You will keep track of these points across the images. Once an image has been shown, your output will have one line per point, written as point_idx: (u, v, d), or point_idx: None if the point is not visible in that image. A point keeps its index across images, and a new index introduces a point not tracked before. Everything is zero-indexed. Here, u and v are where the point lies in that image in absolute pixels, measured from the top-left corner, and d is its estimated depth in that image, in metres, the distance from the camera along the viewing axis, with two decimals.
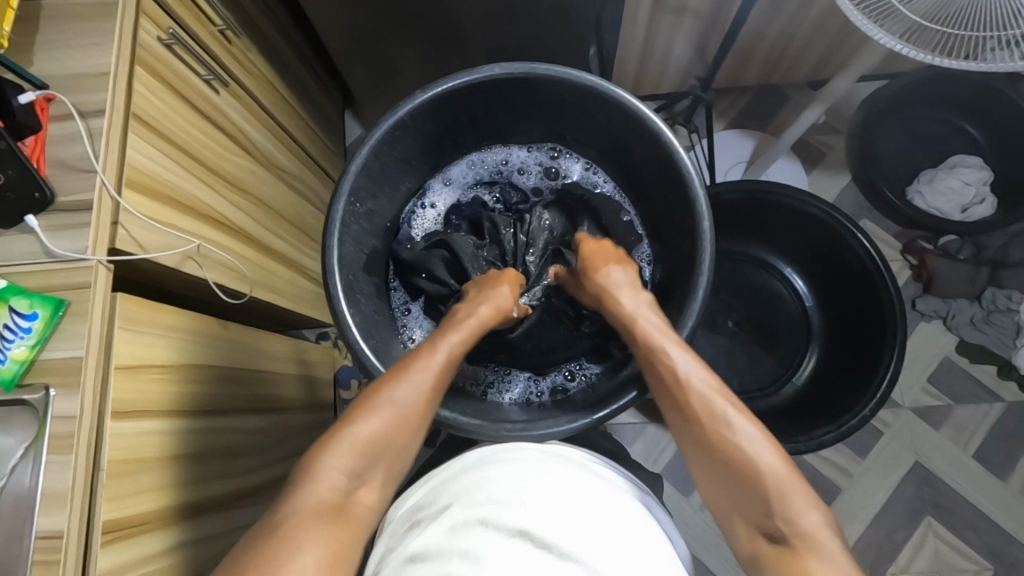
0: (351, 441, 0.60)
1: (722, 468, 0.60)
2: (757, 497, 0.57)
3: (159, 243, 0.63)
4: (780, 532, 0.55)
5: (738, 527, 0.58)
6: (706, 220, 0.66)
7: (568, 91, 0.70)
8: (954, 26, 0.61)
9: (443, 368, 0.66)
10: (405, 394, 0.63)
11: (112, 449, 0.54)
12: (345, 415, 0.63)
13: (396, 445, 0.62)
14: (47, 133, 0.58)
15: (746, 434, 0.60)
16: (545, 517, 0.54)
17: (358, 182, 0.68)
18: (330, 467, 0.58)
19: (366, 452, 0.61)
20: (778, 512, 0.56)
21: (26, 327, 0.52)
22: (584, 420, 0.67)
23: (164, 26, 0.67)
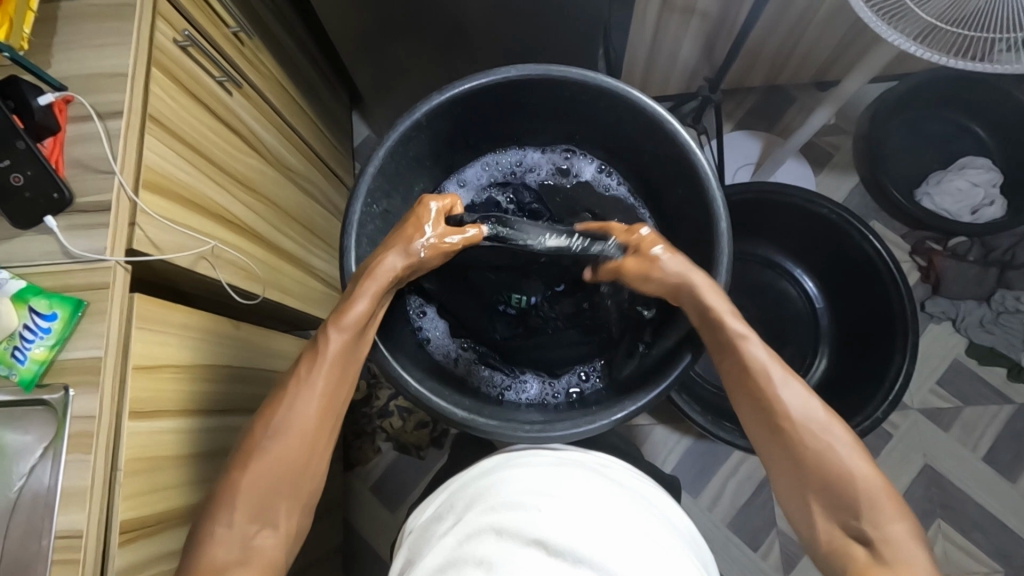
0: (234, 492, 0.58)
1: (799, 461, 0.60)
2: (839, 495, 0.57)
3: (176, 244, 0.64)
4: (866, 535, 0.56)
5: (817, 519, 0.58)
6: (722, 222, 0.67)
7: (582, 92, 0.70)
8: (966, 27, 0.61)
9: (340, 364, 0.65)
10: (302, 410, 0.62)
11: (130, 447, 0.55)
12: (248, 441, 0.61)
13: (299, 464, 0.61)
14: (65, 135, 0.59)
15: (819, 425, 0.60)
16: (558, 522, 0.54)
17: (373, 183, 0.68)
18: (232, 509, 0.58)
19: (276, 476, 0.60)
20: (864, 514, 0.56)
21: (46, 327, 0.52)
22: (602, 420, 0.66)
23: (179, 29, 0.68)
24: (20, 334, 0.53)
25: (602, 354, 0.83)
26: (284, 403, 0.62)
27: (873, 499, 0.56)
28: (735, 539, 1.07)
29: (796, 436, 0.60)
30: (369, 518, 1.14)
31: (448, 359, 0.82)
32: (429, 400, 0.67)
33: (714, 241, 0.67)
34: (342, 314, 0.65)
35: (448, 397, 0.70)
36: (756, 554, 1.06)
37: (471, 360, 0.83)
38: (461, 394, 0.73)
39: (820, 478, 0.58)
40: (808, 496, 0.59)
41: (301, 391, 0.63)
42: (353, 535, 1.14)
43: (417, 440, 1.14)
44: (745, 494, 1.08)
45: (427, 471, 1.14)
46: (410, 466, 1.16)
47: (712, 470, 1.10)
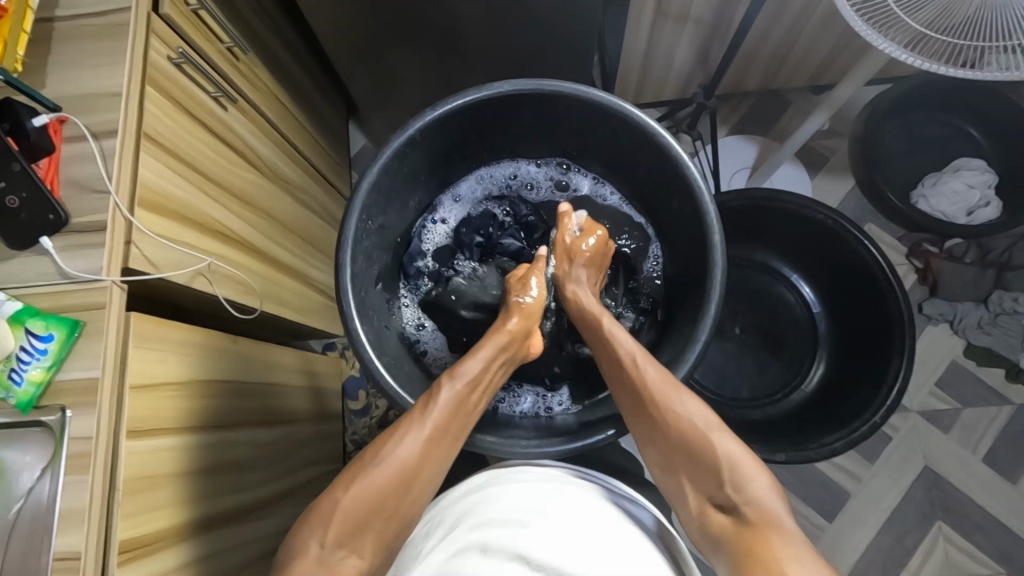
0: (331, 513, 0.58)
1: (672, 443, 0.62)
2: (709, 470, 0.60)
3: (173, 262, 0.64)
4: (730, 502, 0.58)
5: (685, 483, 0.62)
6: (716, 234, 0.66)
7: (575, 105, 0.70)
8: (957, 36, 0.62)
9: (455, 414, 0.65)
10: (408, 446, 0.62)
11: (127, 466, 0.55)
12: (357, 464, 0.62)
13: (393, 501, 0.60)
14: (60, 155, 0.59)
15: (706, 421, 0.62)
16: (542, 539, 0.57)
17: (369, 198, 0.68)
18: (328, 526, 0.58)
19: (369, 506, 0.59)
20: (730, 479, 0.58)
21: (42, 349, 0.52)
22: (595, 438, 0.68)
23: (174, 46, 0.68)
24: (17, 357, 0.53)
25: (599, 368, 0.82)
26: (394, 440, 0.62)
27: (738, 471, 0.58)
28: None
29: (672, 416, 0.62)
30: None
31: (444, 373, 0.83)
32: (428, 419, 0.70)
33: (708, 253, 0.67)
34: (459, 363, 0.67)
35: None
36: None
37: None
38: None
39: (693, 453, 0.61)
40: (678, 472, 0.62)
41: (410, 426, 0.63)
42: None
43: None
44: None
45: None
46: None
47: None
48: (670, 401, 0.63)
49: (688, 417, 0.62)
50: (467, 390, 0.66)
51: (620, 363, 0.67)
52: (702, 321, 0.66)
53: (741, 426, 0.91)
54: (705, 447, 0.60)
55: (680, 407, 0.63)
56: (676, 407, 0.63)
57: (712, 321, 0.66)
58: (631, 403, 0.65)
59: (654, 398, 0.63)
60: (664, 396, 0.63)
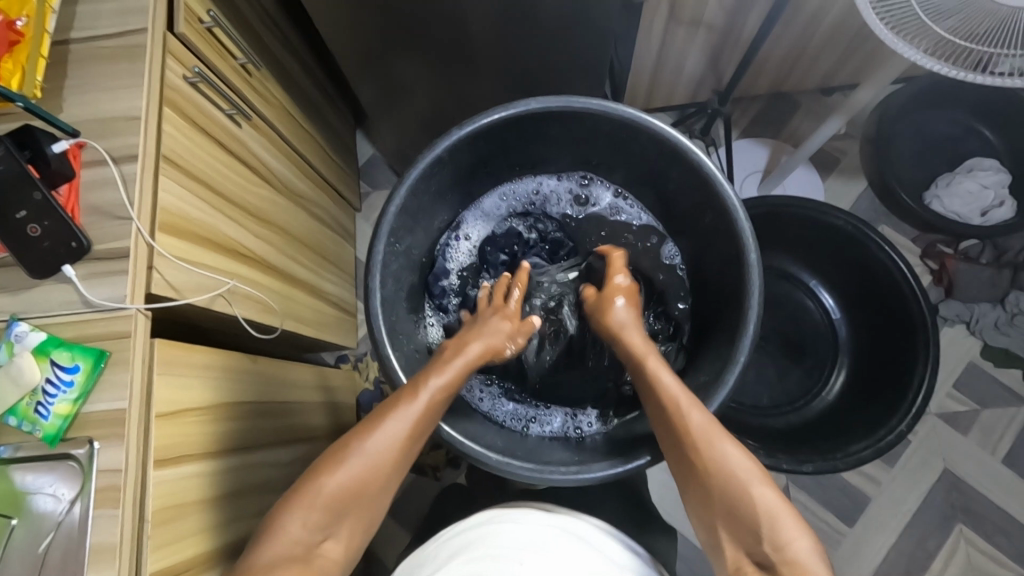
0: (313, 498, 0.58)
1: (716, 505, 0.59)
2: (747, 524, 0.57)
3: (192, 286, 0.63)
4: (767, 559, 0.55)
5: (720, 531, 0.59)
6: (753, 252, 0.66)
7: (605, 122, 0.70)
8: (984, 42, 0.61)
9: (435, 408, 0.64)
10: (385, 437, 0.61)
11: (156, 496, 0.54)
12: (337, 450, 0.62)
13: (370, 489, 0.60)
14: (80, 181, 0.58)
15: (737, 462, 0.60)
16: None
17: (396, 221, 0.68)
18: (307, 511, 0.58)
19: (347, 493, 0.59)
20: (767, 537, 0.56)
21: (69, 381, 0.52)
22: (640, 460, 0.66)
23: (188, 65, 0.67)
24: (43, 389, 0.52)
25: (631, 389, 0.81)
26: (375, 430, 0.62)
27: (778, 523, 0.56)
28: None
29: (711, 472, 0.60)
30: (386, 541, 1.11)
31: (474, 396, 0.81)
32: (456, 442, 0.66)
33: (745, 274, 0.66)
34: (447, 361, 0.66)
35: (479, 441, 0.69)
36: None
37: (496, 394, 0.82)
38: (491, 436, 0.73)
39: (731, 506, 0.58)
40: (715, 520, 0.59)
41: (389, 416, 0.62)
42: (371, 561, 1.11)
43: (433, 461, 1.12)
44: None
45: None
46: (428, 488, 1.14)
47: None
48: (708, 447, 0.61)
49: (727, 462, 0.60)
50: (451, 381, 0.66)
51: (669, 410, 0.64)
52: (739, 344, 0.66)
53: (764, 435, 0.90)
54: (747, 505, 0.57)
55: (715, 440, 0.61)
56: (706, 435, 0.61)
57: (751, 341, 0.65)
58: (673, 439, 0.62)
59: (695, 441, 0.61)
60: (703, 438, 0.61)
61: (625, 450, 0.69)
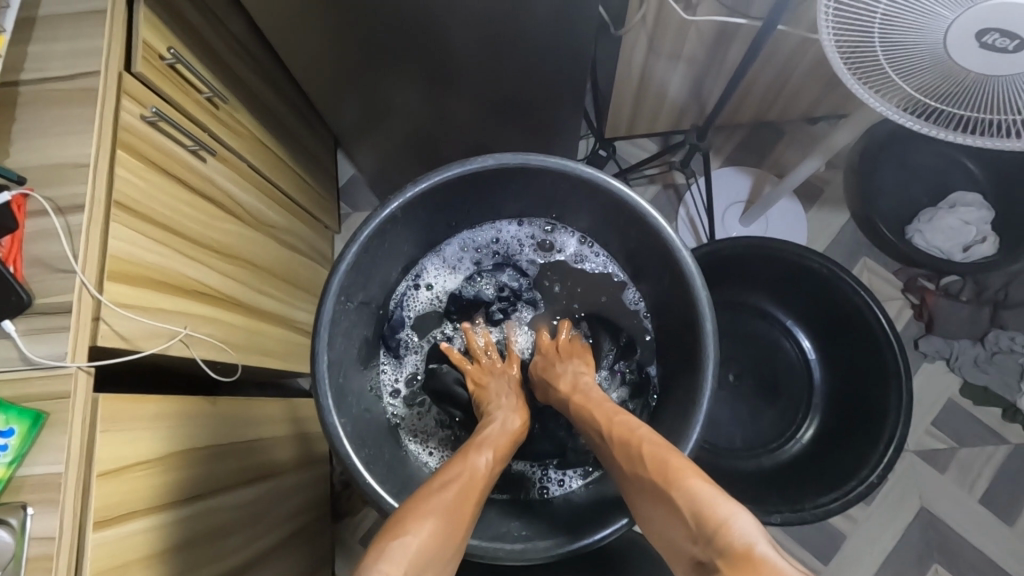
0: (404, 548, 0.54)
1: (657, 505, 0.58)
2: (678, 516, 0.55)
3: (146, 333, 0.62)
4: (701, 553, 0.52)
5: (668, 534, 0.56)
6: (708, 322, 0.65)
7: (564, 178, 0.68)
8: (952, 103, 0.60)
9: (487, 470, 0.64)
10: (448, 494, 0.60)
11: (95, 560, 0.52)
12: (399, 515, 0.58)
13: (442, 548, 0.56)
14: (24, 232, 0.56)
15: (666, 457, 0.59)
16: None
17: (346, 278, 0.66)
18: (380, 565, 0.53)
19: (430, 548, 0.55)
20: (701, 529, 0.52)
21: (1, 444, 0.49)
22: (603, 532, 0.65)
23: (147, 104, 0.65)
24: None
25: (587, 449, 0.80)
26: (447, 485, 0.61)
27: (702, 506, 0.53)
28: None
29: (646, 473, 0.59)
30: None
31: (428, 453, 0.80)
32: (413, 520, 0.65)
33: (702, 345, 0.66)
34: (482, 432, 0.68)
35: None
36: None
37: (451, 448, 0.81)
38: None
39: (668, 503, 0.56)
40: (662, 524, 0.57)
41: (450, 479, 0.61)
42: None
43: None
44: None
45: None
46: None
47: None
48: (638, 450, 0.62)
49: (659, 462, 0.59)
50: (496, 449, 0.67)
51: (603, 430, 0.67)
52: (692, 416, 0.65)
53: (735, 481, 0.90)
54: (680, 497, 0.55)
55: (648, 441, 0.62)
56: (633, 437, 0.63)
57: (704, 416, 0.64)
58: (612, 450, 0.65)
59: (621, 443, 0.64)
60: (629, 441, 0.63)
61: (572, 524, 0.68)
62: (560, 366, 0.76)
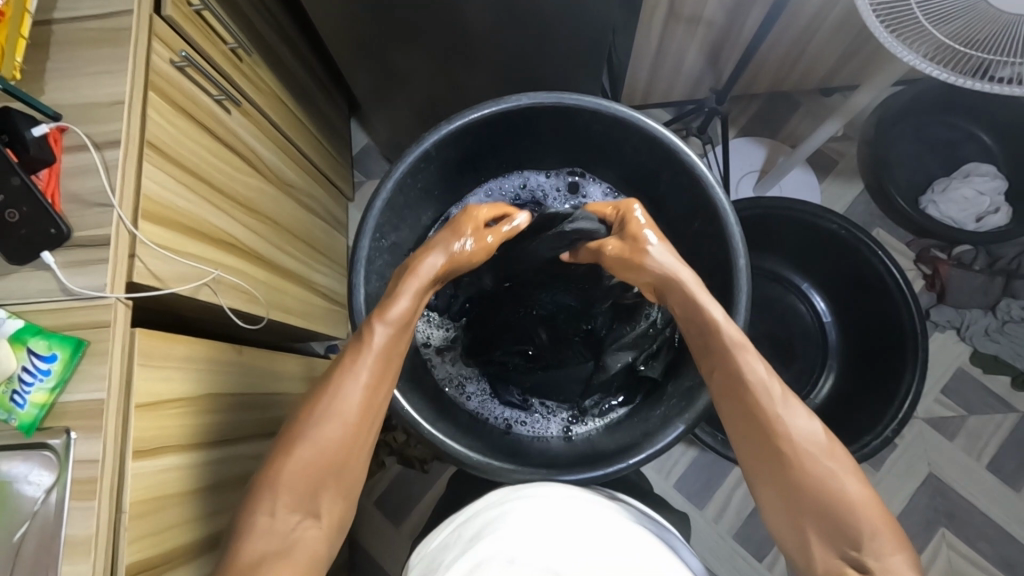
0: (276, 479, 0.57)
1: (815, 507, 0.55)
2: (841, 524, 0.53)
3: (179, 275, 0.62)
4: (864, 564, 0.52)
5: (812, 539, 0.55)
6: (741, 258, 0.67)
7: (596, 119, 0.71)
8: (981, 49, 0.60)
9: (388, 356, 0.63)
10: (347, 401, 0.60)
11: (135, 488, 0.53)
12: (290, 430, 0.60)
13: (341, 455, 0.59)
14: (61, 166, 0.57)
15: (818, 448, 0.57)
16: (570, 552, 0.54)
17: (381, 216, 0.69)
18: (275, 497, 0.56)
19: (311, 469, 0.58)
20: (868, 546, 0.52)
21: (45, 369, 0.51)
22: (637, 457, 0.67)
23: (176, 49, 0.65)
24: (18, 378, 0.52)
25: (622, 394, 0.82)
26: (328, 398, 0.60)
27: (875, 530, 0.53)
28: (741, 549, 1.07)
29: (795, 466, 0.56)
30: (374, 532, 1.11)
31: (462, 395, 0.84)
32: (443, 443, 0.67)
33: (732, 276, 0.67)
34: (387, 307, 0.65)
35: (462, 440, 0.70)
36: (762, 563, 1.06)
37: (484, 395, 0.84)
38: (474, 435, 0.74)
39: (819, 506, 0.54)
40: (805, 523, 0.55)
41: (345, 382, 0.61)
42: (359, 551, 1.11)
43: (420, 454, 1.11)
44: (751, 504, 1.08)
45: (431, 486, 1.13)
46: (413, 480, 1.13)
47: (717, 481, 1.09)
48: (778, 425, 0.58)
49: (820, 463, 0.56)
50: (395, 330, 0.65)
51: (740, 379, 0.60)
52: None
53: None
54: (837, 500, 0.54)
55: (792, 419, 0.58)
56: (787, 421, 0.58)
57: None
58: (744, 428, 0.59)
59: (760, 403, 0.59)
60: (769, 393, 0.59)
61: (605, 454, 0.70)
62: (651, 267, 0.68)
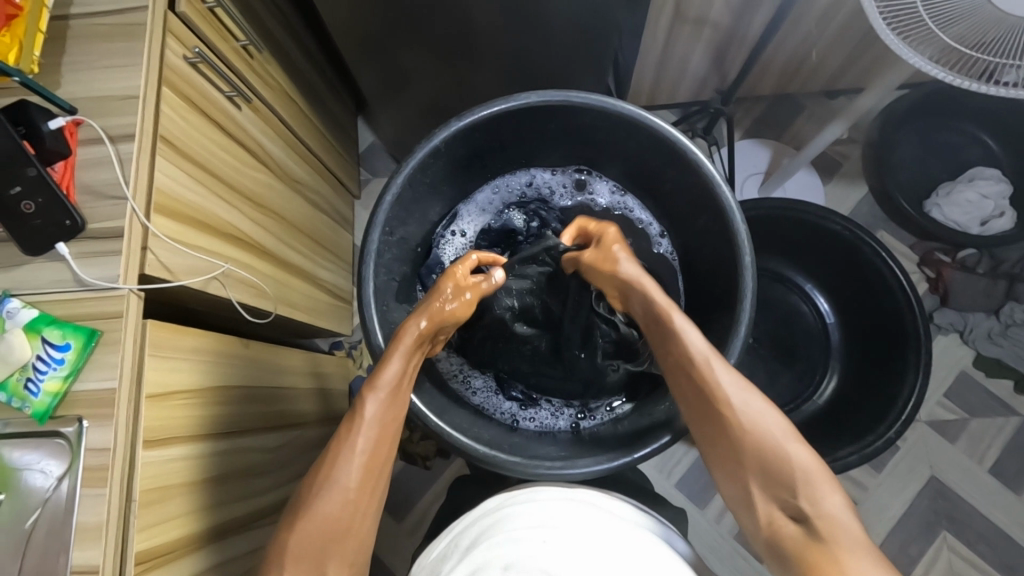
0: (282, 552, 0.58)
1: (751, 462, 0.61)
2: (780, 478, 0.59)
3: (188, 268, 0.63)
4: (802, 512, 0.58)
5: (755, 493, 0.61)
6: (746, 255, 0.67)
7: (603, 117, 0.72)
8: (988, 52, 0.61)
9: (381, 425, 0.64)
10: (345, 472, 0.61)
11: (144, 477, 0.54)
12: (293, 503, 0.61)
13: (342, 522, 0.60)
14: (76, 158, 0.58)
15: (756, 412, 0.62)
16: (565, 556, 0.54)
17: (390, 211, 0.70)
18: (281, 564, 0.57)
19: (319, 537, 0.59)
20: (802, 492, 0.58)
21: (59, 358, 0.52)
22: (642, 450, 0.67)
23: (189, 45, 0.66)
24: (33, 366, 0.53)
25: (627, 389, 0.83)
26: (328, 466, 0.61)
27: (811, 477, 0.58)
28: (742, 549, 1.07)
29: (739, 434, 0.62)
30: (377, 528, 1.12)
31: (468, 390, 0.84)
32: (449, 435, 0.68)
33: (738, 273, 0.68)
34: (376, 376, 0.65)
35: (467, 432, 0.71)
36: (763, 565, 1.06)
37: (489, 390, 0.85)
38: (480, 428, 0.75)
39: (760, 466, 0.60)
40: (749, 479, 0.61)
41: (342, 452, 0.62)
42: None
43: (423, 450, 1.12)
44: None
45: (433, 482, 1.13)
46: (417, 477, 1.14)
47: None
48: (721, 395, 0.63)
49: (758, 427, 0.61)
50: (391, 394, 0.65)
51: (694, 365, 0.65)
52: (729, 342, 0.67)
53: None
54: (780, 461, 0.60)
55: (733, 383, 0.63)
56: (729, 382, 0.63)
57: (740, 343, 0.67)
58: (696, 404, 0.65)
59: (701, 373, 0.64)
60: (712, 367, 0.64)
61: (611, 448, 0.70)
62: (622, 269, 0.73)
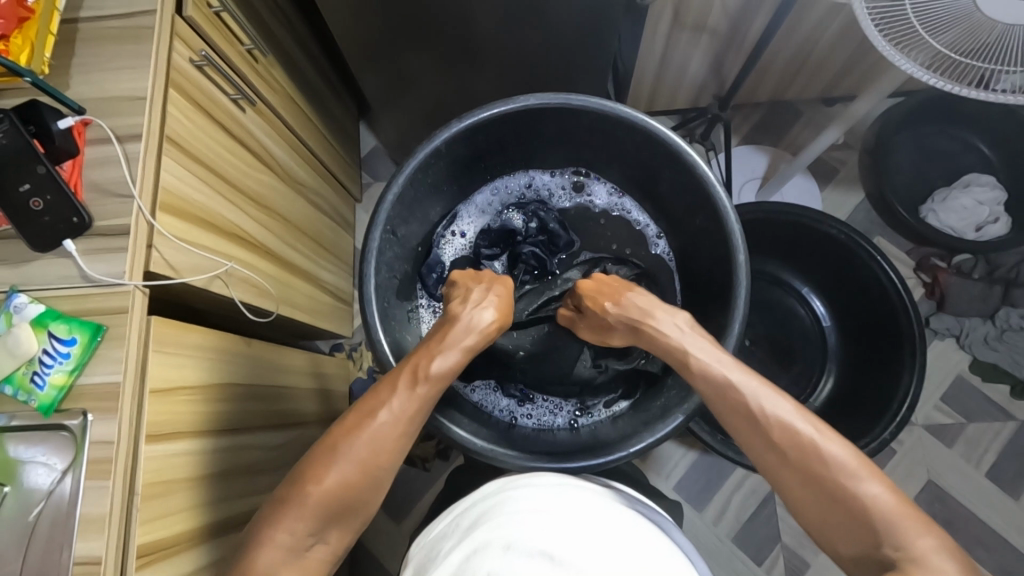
0: (303, 506, 0.57)
1: (830, 509, 0.55)
2: (864, 526, 0.53)
3: (192, 266, 0.63)
4: (887, 559, 0.51)
5: (842, 546, 0.54)
6: (741, 254, 0.69)
7: (601, 120, 0.73)
8: (978, 58, 0.62)
9: (428, 406, 0.64)
10: (383, 438, 0.61)
11: (147, 471, 0.55)
12: (319, 455, 0.60)
13: (366, 487, 0.60)
14: (84, 157, 0.59)
15: (825, 453, 0.56)
16: (563, 537, 0.52)
17: (391, 210, 0.71)
18: (298, 519, 0.57)
19: (338, 496, 0.59)
20: (886, 539, 0.51)
21: (65, 353, 0.53)
22: (638, 445, 0.68)
23: (196, 48, 0.67)
24: (39, 360, 0.54)
25: (623, 389, 0.84)
26: (366, 426, 0.61)
27: (896, 524, 0.51)
28: (740, 552, 1.07)
29: (810, 479, 0.56)
30: (375, 529, 1.12)
31: (467, 386, 0.85)
32: (449, 429, 0.69)
33: (732, 273, 0.69)
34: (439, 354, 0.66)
35: (467, 427, 0.72)
36: (761, 567, 1.07)
37: (489, 388, 0.85)
38: (479, 425, 0.76)
39: (840, 510, 0.54)
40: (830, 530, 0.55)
41: (383, 419, 0.62)
42: (360, 549, 1.11)
43: (423, 451, 1.12)
44: (750, 508, 1.09)
45: (432, 484, 1.14)
46: (416, 478, 1.14)
47: (716, 484, 1.10)
48: (783, 437, 0.58)
49: (832, 471, 0.55)
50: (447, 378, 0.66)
51: (753, 414, 0.60)
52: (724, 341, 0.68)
53: None
54: (856, 504, 0.53)
55: (783, 417, 0.59)
56: (777, 420, 0.59)
57: (735, 339, 0.68)
58: (755, 446, 0.60)
59: (761, 419, 0.60)
60: (770, 413, 0.59)
61: (608, 444, 0.71)
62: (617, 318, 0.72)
